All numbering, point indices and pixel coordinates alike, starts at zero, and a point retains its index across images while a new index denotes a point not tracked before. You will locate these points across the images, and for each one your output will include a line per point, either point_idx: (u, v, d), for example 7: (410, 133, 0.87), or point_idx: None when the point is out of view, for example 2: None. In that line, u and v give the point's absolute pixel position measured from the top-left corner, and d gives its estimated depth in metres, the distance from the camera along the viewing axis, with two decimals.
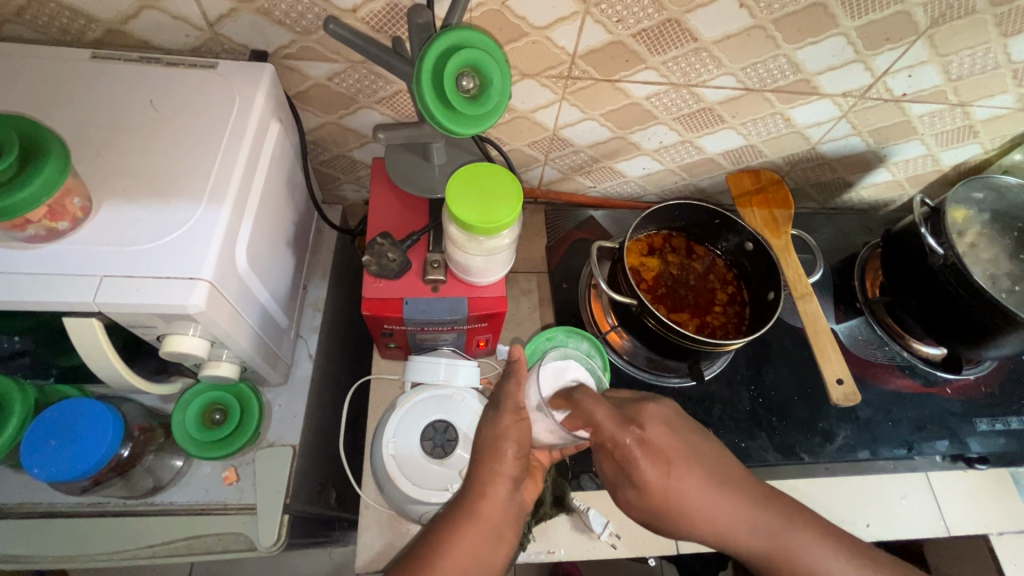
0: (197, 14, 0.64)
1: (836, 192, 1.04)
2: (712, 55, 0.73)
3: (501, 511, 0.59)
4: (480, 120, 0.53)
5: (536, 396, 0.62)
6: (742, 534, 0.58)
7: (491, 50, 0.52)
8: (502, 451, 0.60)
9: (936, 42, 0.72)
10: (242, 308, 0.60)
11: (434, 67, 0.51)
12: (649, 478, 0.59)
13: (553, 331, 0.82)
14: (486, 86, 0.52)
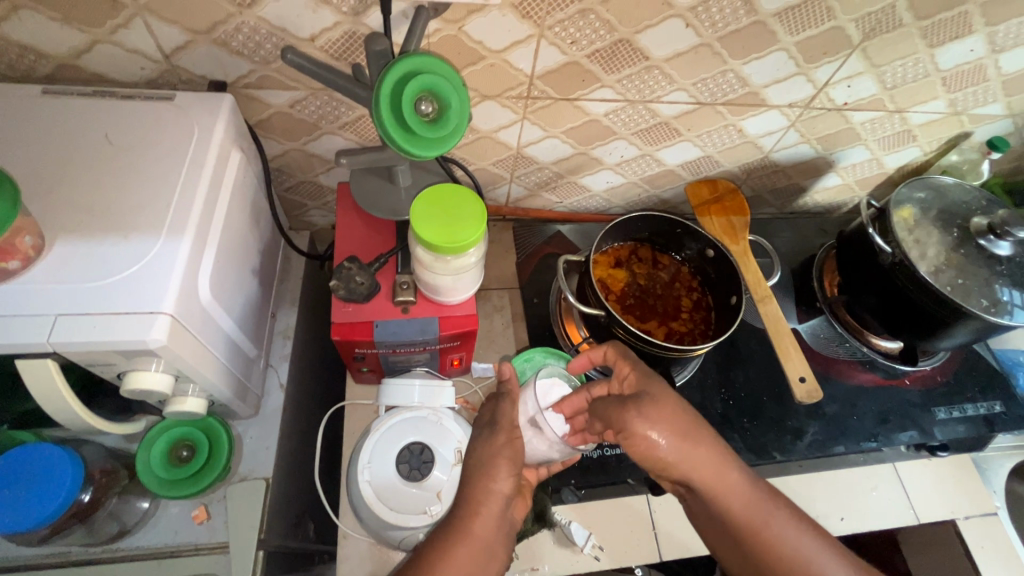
0: (152, 46, 0.63)
1: (792, 198, 1.09)
2: (663, 72, 0.76)
3: (493, 531, 0.58)
4: (440, 143, 0.54)
5: (531, 409, 0.65)
6: (737, 495, 0.59)
7: (448, 76, 0.53)
8: (497, 468, 0.60)
9: (870, 55, 0.77)
10: (207, 340, 0.58)
11: (392, 92, 0.52)
12: (660, 412, 0.59)
13: (533, 353, 0.83)
14: (444, 110, 0.54)
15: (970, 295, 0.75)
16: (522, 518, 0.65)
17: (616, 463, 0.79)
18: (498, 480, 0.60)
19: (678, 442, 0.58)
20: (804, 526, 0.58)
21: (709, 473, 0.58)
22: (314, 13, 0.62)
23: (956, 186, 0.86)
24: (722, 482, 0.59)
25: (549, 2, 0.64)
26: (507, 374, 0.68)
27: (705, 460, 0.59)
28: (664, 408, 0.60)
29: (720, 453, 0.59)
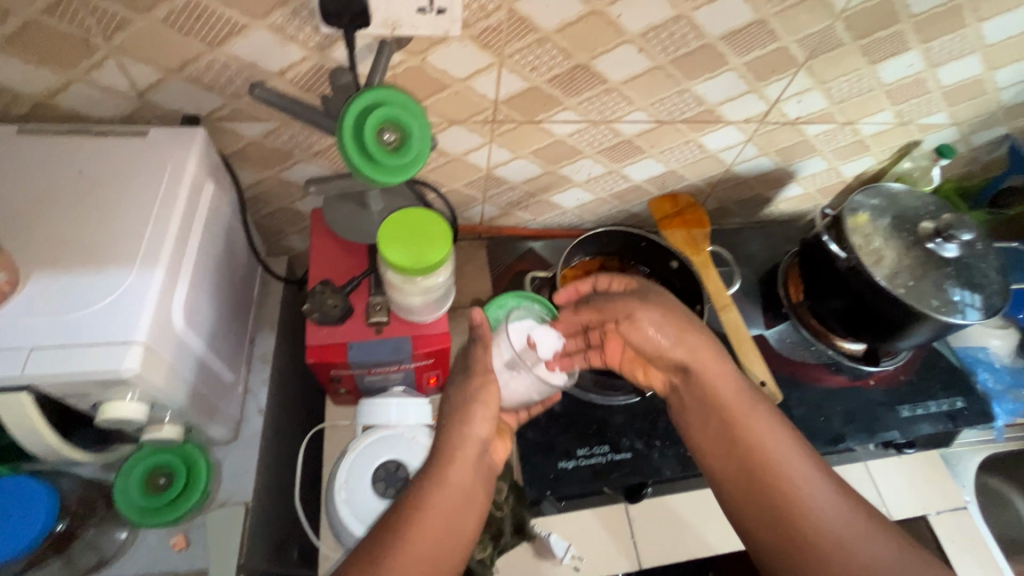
0: (125, 84, 0.66)
1: (757, 208, 1.13)
2: (621, 94, 0.80)
3: (469, 478, 0.63)
4: (405, 169, 0.57)
5: (507, 353, 0.67)
6: (729, 382, 0.70)
7: (407, 104, 0.56)
8: (471, 412, 0.66)
9: (816, 72, 0.81)
10: (183, 366, 0.60)
11: (355, 124, 0.55)
12: (660, 306, 0.74)
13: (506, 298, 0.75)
14: (407, 137, 0.56)
15: (923, 296, 0.79)
16: (502, 462, 0.70)
17: (592, 474, 0.77)
18: (473, 419, 0.65)
19: (674, 331, 0.72)
20: (785, 426, 0.68)
21: (704, 358, 0.71)
22: (282, 49, 0.65)
23: (908, 193, 0.90)
24: (714, 371, 0.71)
25: (506, 33, 0.67)
26: (478, 321, 0.65)
27: (699, 347, 0.71)
28: (671, 307, 0.74)
29: (716, 347, 0.72)
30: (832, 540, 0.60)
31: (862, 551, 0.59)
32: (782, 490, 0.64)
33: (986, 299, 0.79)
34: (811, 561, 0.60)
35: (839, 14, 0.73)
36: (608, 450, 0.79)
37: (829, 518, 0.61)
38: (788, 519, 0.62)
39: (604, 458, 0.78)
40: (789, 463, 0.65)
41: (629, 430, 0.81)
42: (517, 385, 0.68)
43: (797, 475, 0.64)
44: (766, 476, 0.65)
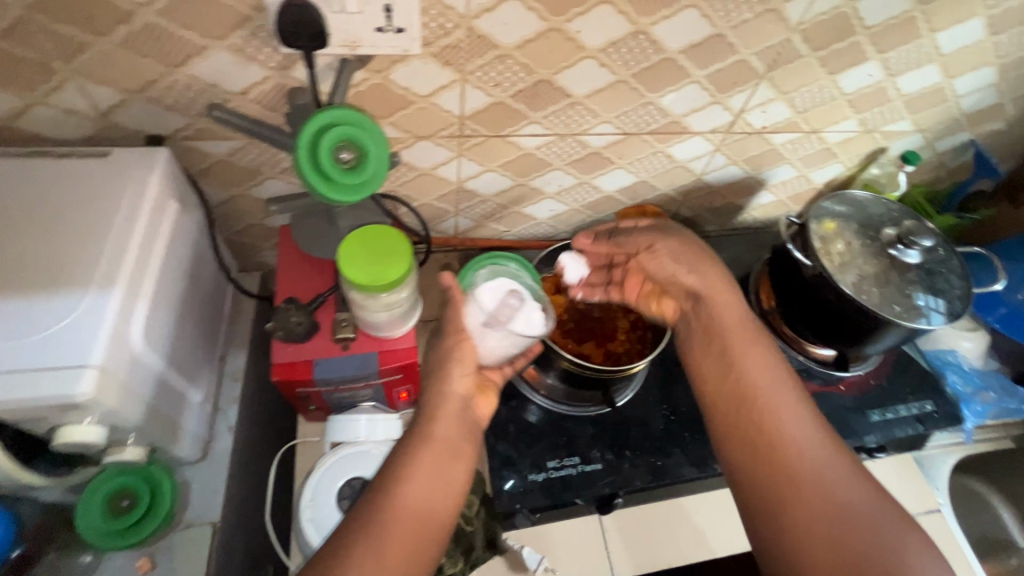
0: (87, 106, 0.66)
1: (731, 215, 1.14)
2: (586, 108, 0.80)
3: (454, 432, 0.63)
4: (366, 186, 0.58)
5: (480, 314, 0.66)
6: (733, 318, 0.72)
7: (359, 122, 0.57)
8: (447, 369, 0.65)
9: (777, 83, 0.83)
10: (142, 387, 0.60)
11: (312, 150, 0.55)
12: (679, 240, 0.77)
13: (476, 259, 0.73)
14: (363, 154, 0.57)
15: (885, 302, 0.80)
16: (486, 419, 0.69)
17: (562, 486, 0.77)
18: (455, 368, 0.65)
19: (688, 262, 0.75)
20: (784, 368, 0.68)
21: (714, 287, 0.74)
22: (243, 69, 0.65)
23: (874, 200, 0.91)
24: (722, 300, 0.73)
25: (467, 50, 0.68)
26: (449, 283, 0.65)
27: (712, 277, 0.74)
28: (692, 242, 0.77)
29: (728, 280, 0.74)
30: (811, 476, 0.60)
31: (836, 489, 0.59)
32: (771, 424, 0.64)
33: (948, 303, 0.81)
34: (787, 493, 0.60)
35: (795, 27, 0.74)
36: (579, 462, 0.79)
37: (809, 455, 0.61)
38: (772, 451, 0.62)
39: (574, 470, 0.78)
40: (781, 402, 0.65)
41: (600, 442, 0.81)
42: (493, 342, 0.67)
43: (786, 414, 0.64)
44: (756, 410, 0.65)
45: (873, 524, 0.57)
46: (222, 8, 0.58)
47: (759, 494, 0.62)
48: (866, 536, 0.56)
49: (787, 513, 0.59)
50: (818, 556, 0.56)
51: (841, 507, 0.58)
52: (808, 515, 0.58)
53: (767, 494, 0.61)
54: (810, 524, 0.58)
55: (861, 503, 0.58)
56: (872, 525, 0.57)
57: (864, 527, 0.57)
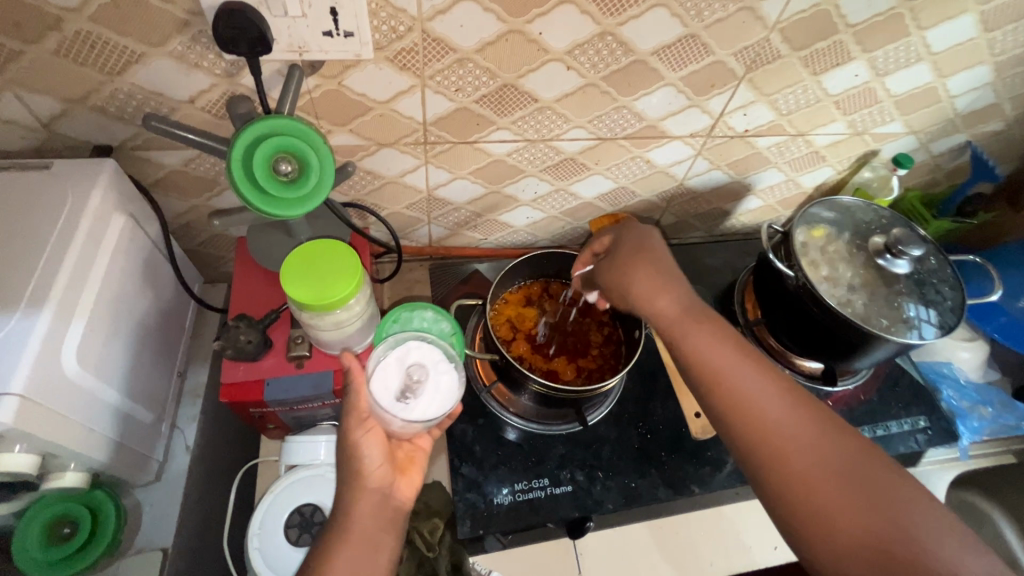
0: (28, 116, 0.63)
1: (718, 221, 1.10)
2: (556, 112, 0.77)
3: (374, 523, 0.59)
4: (312, 191, 0.55)
5: (380, 398, 0.61)
6: (672, 305, 0.67)
7: (275, 126, 0.53)
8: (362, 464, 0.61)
9: (757, 85, 0.79)
10: (76, 411, 0.58)
11: (247, 178, 0.53)
12: (624, 258, 0.71)
13: (381, 326, 0.70)
14: (297, 156, 0.54)
15: (870, 315, 0.77)
16: (412, 499, 0.65)
17: (529, 508, 0.74)
18: (367, 453, 0.62)
19: (620, 270, 0.71)
20: (736, 340, 0.64)
21: (643, 288, 0.68)
22: (188, 77, 0.62)
23: (863, 206, 0.87)
24: (654, 300, 0.67)
25: (424, 54, 0.65)
26: (348, 364, 0.62)
27: (644, 277, 0.69)
28: (643, 239, 0.73)
29: (662, 274, 0.69)
30: (797, 436, 0.57)
31: (826, 447, 0.57)
32: (747, 394, 0.60)
33: (940, 315, 0.77)
34: (781, 460, 0.57)
35: (773, 25, 0.71)
36: (548, 484, 0.76)
37: (790, 418, 0.59)
38: (754, 420, 0.59)
39: (543, 493, 0.75)
40: (750, 370, 0.62)
41: (570, 462, 0.78)
42: (396, 423, 0.61)
43: (755, 384, 0.61)
44: (728, 383, 0.61)
45: (868, 476, 0.55)
46: (158, 13, 0.55)
47: (753, 465, 0.58)
48: (865, 488, 0.54)
49: (787, 479, 0.56)
50: (827, 517, 0.53)
51: (833, 463, 0.56)
52: (803, 477, 0.55)
53: (755, 461, 0.58)
54: (812, 487, 0.55)
55: (851, 456, 0.56)
56: (866, 475, 0.55)
57: (860, 479, 0.55)
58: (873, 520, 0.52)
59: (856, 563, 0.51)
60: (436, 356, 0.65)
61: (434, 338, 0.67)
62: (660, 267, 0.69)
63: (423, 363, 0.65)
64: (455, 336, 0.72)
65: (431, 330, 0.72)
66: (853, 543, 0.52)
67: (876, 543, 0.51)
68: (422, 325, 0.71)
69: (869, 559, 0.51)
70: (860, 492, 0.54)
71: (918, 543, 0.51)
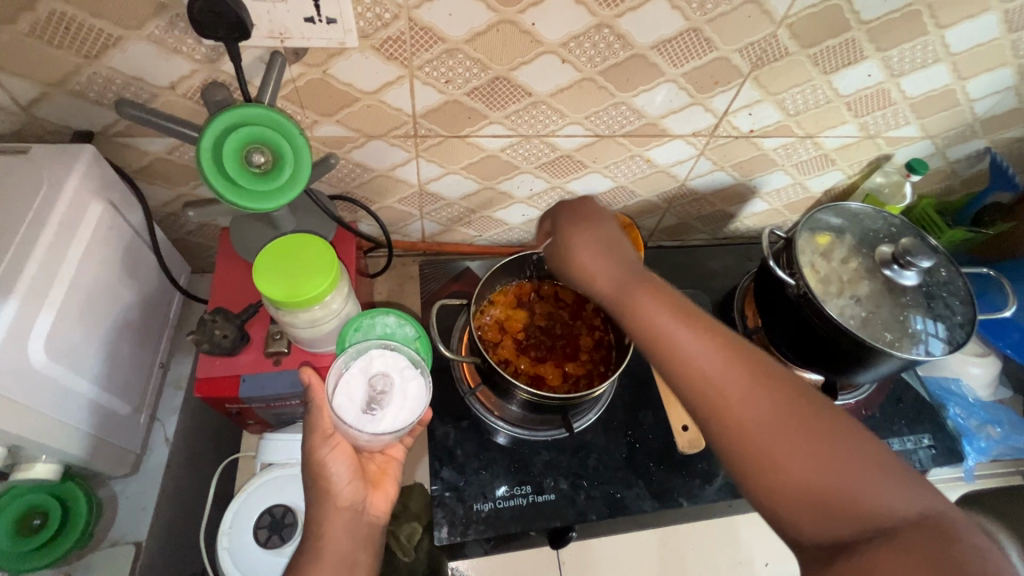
0: (6, 100, 0.61)
1: (721, 224, 1.07)
2: (551, 107, 0.74)
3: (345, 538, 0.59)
4: (293, 175, 0.54)
5: (345, 414, 0.60)
6: (608, 282, 0.61)
7: (229, 119, 0.51)
8: (329, 480, 0.60)
9: (763, 83, 0.75)
10: (44, 403, 0.57)
11: (227, 179, 0.51)
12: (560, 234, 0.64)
13: (343, 334, 0.66)
14: (265, 142, 0.52)
15: (874, 329, 0.74)
16: (387, 512, 0.65)
17: (511, 516, 0.72)
18: (335, 471, 0.61)
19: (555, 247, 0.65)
20: (665, 296, 0.58)
21: (579, 258, 0.63)
22: (168, 62, 0.60)
23: (872, 212, 0.82)
24: (588, 269, 0.62)
25: (411, 43, 0.62)
26: (307, 381, 0.60)
27: (580, 246, 0.63)
28: (581, 215, 0.65)
29: (601, 245, 0.63)
30: (737, 387, 0.52)
31: (769, 397, 0.51)
32: (683, 350, 0.54)
33: (949, 330, 0.74)
34: (723, 414, 0.52)
35: (781, 21, 0.67)
36: (531, 492, 0.74)
37: (730, 369, 0.53)
38: (690, 378, 0.54)
39: (525, 500, 0.73)
40: (685, 325, 0.56)
41: (555, 469, 0.76)
42: (364, 436, 0.60)
43: (691, 340, 0.55)
44: (663, 344, 0.55)
45: (814, 420, 0.50)
46: None
47: (694, 419, 0.54)
48: (809, 434, 0.49)
49: (728, 433, 0.52)
50: (772, 469, 0.49)
51: (779, 413, 0.51)
52: (743, 427, 0.51)
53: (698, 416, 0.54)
54: (756, 442, 0.50)
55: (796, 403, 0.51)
56: (813, 421, 0.50)
57: (806, 426, 0.50)
58: (819, 469, 0.48)
59: (802, 508, 0.48)
60: (401, 364, 0.64)
61: (398, 345, 0.66)
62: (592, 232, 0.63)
63: (388, 371, 0.63)
64: (419, 340, 0.71)
65: (394, 335, 0.70)
66: (798, 489, 0.48)
67: (822, 490, 0.47)
68: (385, 330, 0.69)
69: (817, 507, 0.47)
70: (806, 441, 0.49)
71: (864, 489, 0.47)
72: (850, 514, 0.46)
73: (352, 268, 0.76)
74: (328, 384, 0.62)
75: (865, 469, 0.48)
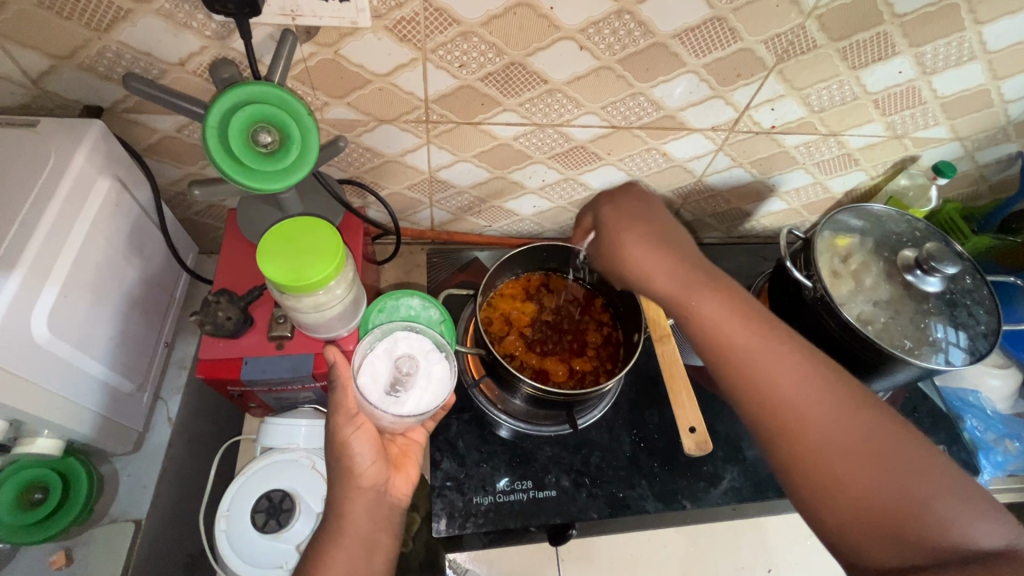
0: (16, 71, 0.61)
1: (737, 222, 1.04)
2: (567, 96, 0.72)
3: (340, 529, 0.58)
4: (302, 149, 0.52)
5: (372, 393, 0.61)
6: (668, 280, 0.59)
7: (228, 99, 0.49)
8: (351, 463, 0.60)
9: (788, 77, 0.73)
10: (46, 379, 0.56)
11: (238, 162, 0.50)
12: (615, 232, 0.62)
13: (367, 316, 0.70)
14: (270, 117, 0.51)
15: (893, 336, 0.72)
16: (409, 495, 0.65)
17: (512, 512, 0.71)
18: (359, 452, 0.60)
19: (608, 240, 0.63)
20: (739, 305, 0.57)
21: (639, 257, 0.60)
22: (177, 37, 0.59)
23: (895, 215, 0.80)
24: (646, 268, 0.60)
25: (425, 25, 0.60)
26: (332, 359, 0.60)
27: (639, 244, 0.61)
28: (625, 209, 0.63)
29: (657, 243, 0.61)
30: (807, 402, 0.52)
31: (838, 415, 0.51)
32: (756, 365, 0.54)
33: (971, 340, 0.71)
34: (793, 432, 0.52)
35: (810, 12, 0.64)
36: (531, 487, 0.73)
37: (800, 383, 0.53)
38: (757, 388, 0.54)
39: (525, 496, 0.72)
40: (759, 339, 0.55)
41: (556, 465, 0.75)
42: (388, 417, 0.61)
43: (760, 349, 0.55)
44: (735, 357, 0.55)
45: (883, 441, 0.50)
46: None
47: (759, 432, 0.54)
48: (876, 453, 0.49)
49: (795, 449, 0.51)
50: (837, 488, 0.49)
51: (847, 432, 0.50)
52: (812, 446, 0.51)
53: (763, 429, 0.54)
54: (826, 462, 0.50)
55: (870, 427, 0.50)
56: (887, 446, 0.49)
57: (874, 446, 0.49)
58: (892, 493, 0.48)
59: (871, 531, 0.47)
60: (426, 346, 0.65)
61: (423, 328, 0.67)
62: (653, 230, 0.61)
63: (414, 353, 0.64)
64: (444, 322, 0.73)
65: (419, 317, 0.73)
66: (866, 511, 0.48)
67: (892, 513, 0.47)
68: (409, 312, 0.73)
69: (887, 531, 0.47)
70: (879, 466, 0.49)
71: (937, 515, 0.47)
72: (920, 538, 0.46)
73: (359, 254, 0.75)
74: (355, 364, 0.63)
75: (939, 496, 0.47)
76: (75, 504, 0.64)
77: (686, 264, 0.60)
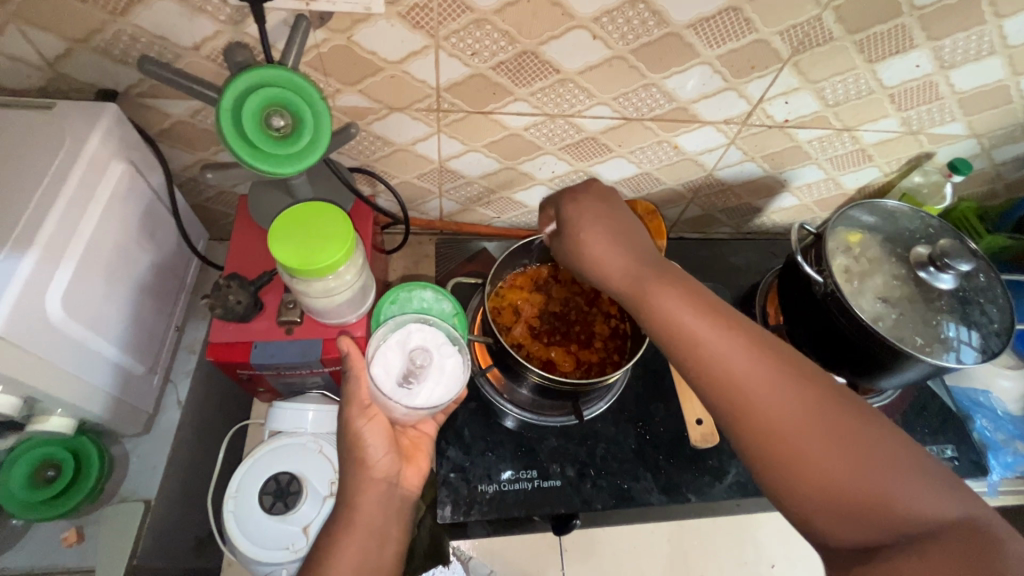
0: (33, 53, 0.61)
1: (747, 218, 1.04)
2: (579, 86, 0.72)
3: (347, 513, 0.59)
4: (314, 129, 0.53)
5: (385, 383, 0.62)
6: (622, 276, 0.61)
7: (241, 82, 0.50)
8: (363, 452, 0.61)
9: (803, 69, 0.72)
10: (61, 358, 0.57)
11: (252, 145, 0.51)
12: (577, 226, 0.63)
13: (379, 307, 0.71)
14: (282, 98, 0.51)
15: (904, 332, 0.71)
16: (420, 486, 0.66)
17: (516, 500, 0.72)
18: (370, 442, 0.62)
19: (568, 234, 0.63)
20: (694, 295, 0.58)
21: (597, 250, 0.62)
22: (192, 22, 0.59)
23: (909, 212, 0.79)
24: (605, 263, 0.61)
25: (438, 12, 0.60)
26: (344, 348, 0.62)
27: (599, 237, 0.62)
28: (586, 204, 0.64)
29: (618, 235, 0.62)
30: (765, 388, 0.52)
31: (800, 402, 0.51)
32: (710, 352, 0.54)
33: (983, 338, 0.70)
34: (754, 420, 0.52)
35: (827, 3, 0.64)
36: (536, 476, 0.73)
37: (758, 370, 0.53)
38: (717, 376, 0.54)
39: (530, 485, 0.73)
40: (716, 329, 0.55)
41: (562, 456, 0.75)
42: (401, 408, 0.62)
43: (719, 339, 0.55)
44: (691, 346, 0.55)
45: (846, 425, 0.49)
46: None
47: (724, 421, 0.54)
48: (841, 437, 0.49)
49: (759, 436, 0.51)
50: (802, 473, 0.49)
51: (810, 417, 0.50)
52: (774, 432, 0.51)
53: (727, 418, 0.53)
54: (789, 446, 0.50)
55: (831, 409, 0.50)
56: (848, 427, 0.49)
57: (838, 430, 0.49)
58: (855, 475, 0.47)
59: (836, 513, 0.48)
60: (439, 339, 0.65)
61: (436, 320, 0.67)
62: (612, 225, 0.63)
63: (426, 345, 0.64)
64: (456, 315, 0.74)
65: (432, 309, 0.74)
66: (830, 494, 0.48)
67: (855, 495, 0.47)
68: (422, 304, 0.74)
69: (853, 514, 0.47)
70: (842, 448, 0.49)
71: (902, 497, 0.46)
72: (885, 519, 0.46)
73: (368, 241, 0.76)
74: (368, 354, 0.63)
75: (903, 477, 0.47)
76: (87, 482, 0.65)
77: (642, 259, 0.62)
